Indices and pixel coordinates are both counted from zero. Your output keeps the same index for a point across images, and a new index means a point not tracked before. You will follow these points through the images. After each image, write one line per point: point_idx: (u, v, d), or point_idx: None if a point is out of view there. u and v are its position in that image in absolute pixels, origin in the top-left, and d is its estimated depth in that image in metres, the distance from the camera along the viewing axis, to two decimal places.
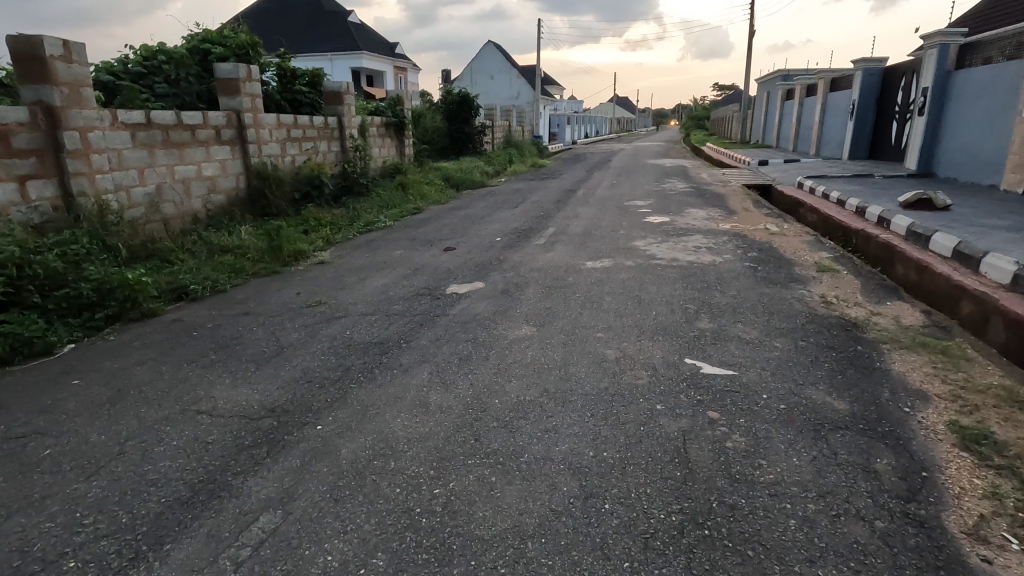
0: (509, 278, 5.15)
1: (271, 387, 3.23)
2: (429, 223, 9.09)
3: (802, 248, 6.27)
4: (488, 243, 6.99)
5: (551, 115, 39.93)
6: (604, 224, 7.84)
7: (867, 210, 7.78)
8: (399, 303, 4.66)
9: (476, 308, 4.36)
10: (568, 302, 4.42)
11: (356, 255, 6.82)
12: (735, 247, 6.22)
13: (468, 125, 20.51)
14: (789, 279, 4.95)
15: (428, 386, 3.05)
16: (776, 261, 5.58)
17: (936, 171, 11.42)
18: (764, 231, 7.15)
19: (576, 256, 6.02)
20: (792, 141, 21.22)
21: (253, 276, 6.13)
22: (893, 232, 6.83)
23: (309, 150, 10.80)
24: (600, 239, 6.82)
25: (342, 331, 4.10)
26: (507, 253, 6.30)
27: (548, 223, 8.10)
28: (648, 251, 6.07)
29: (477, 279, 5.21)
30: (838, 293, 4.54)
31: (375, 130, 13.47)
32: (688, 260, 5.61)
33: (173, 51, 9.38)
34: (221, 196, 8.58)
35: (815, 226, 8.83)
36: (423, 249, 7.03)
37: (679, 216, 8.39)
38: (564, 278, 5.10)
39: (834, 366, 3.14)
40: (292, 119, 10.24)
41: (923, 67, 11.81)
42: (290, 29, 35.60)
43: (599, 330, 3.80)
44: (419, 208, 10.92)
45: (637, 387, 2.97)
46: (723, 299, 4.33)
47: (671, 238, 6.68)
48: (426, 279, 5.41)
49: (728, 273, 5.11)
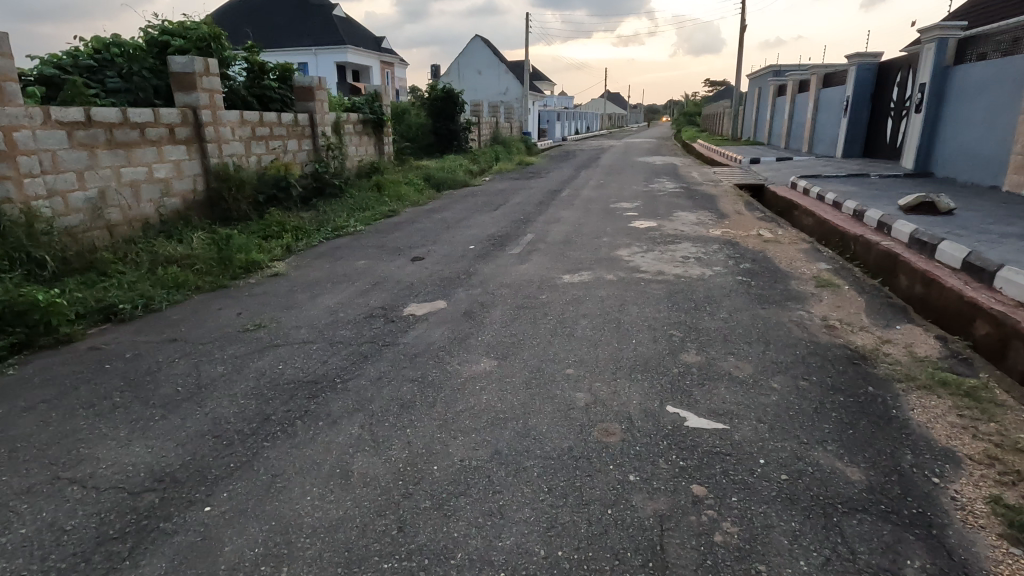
0: (474, 296, 4.61)
1: (169, 444, 2.68)
2: (402, 228, 8.52)
3: (798, 257, 5.78)
4: (460, 252, 6.45)
5: (540, 111, 39.31)
6: (587, 229, 7.31)
7: (867, 214, 7.33)
8: (347, 328, 4.11)
9: (432, 335, 3.82)
10: (537, 327, 3.89)
11: (315, 267, 6.25)
12: (726, 257, 5.72)
13: (454, 122, 19.74)
14: (785, 297, 4.44)
15: (354, 447, 2.51)
16: (771, 274, 5.09)
17: (934, 170, 10.98)
18: (757, 238, 6.66)
19: (552, 268, 5.49)
20: (784, 138, 20.77)
21: (196, 291, 5.56)
22: (895, 239, 6.36)
23: (276, 149, 10.19)
24: (580, 248, 6.29)
25: (274, 365, 3.54)
26: (478, 264, 5.76)
27: (528, 229, 7.57)
28: (632, 262, 5.55)
29: (440, 298, 4.66)
30: (840, 314, 4.05)
31: (352, 128, 12.86)
32: (674, 273, 5.11)
33: (127, 44, 8.75)
34: (176, 200, 7.99)
35: (811, 230, 8.36)
36: (389, 259, 6.48)
37: (667, 219, 7.88)
38: (536, 297, 4.57)
39: (842, 415, 2.63)
40: (257, 116, 9.63)
41: (921, 62, 11.37)
42: (272, 24, 34.76)
43: (569, 365, 3.28)
44: (394, 210, 10.33)
45: (607, 447, 2.44)
46: (713, 323, 3.82)
47: (657, 247, 6.17)
48: (383, 297, 4.86)
49: (718, 289, 4.60)
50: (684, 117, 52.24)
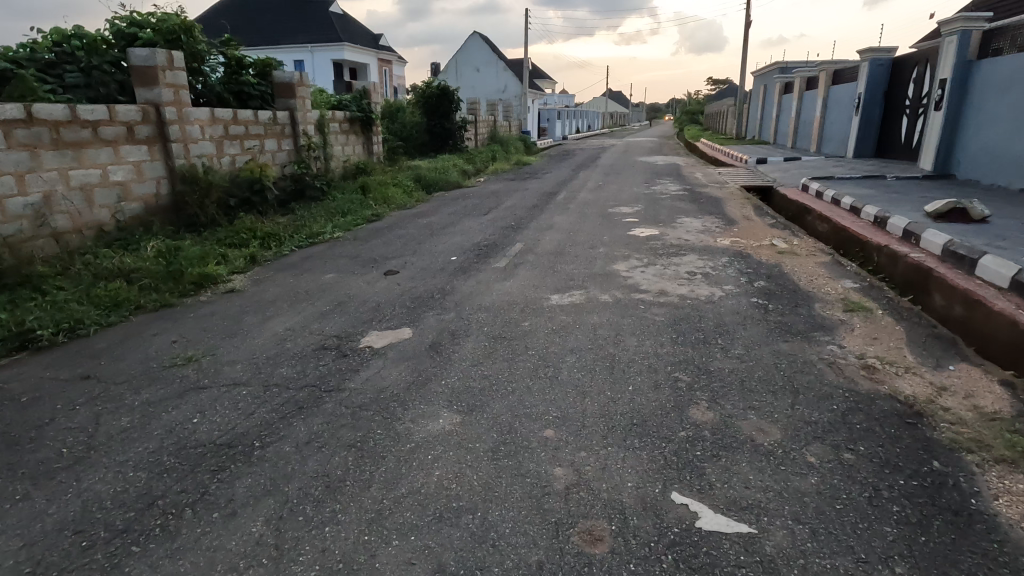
0: (446, 323, 3.96)
1: (13, 545, 2.02)
2: (382, 235, 7.86)
3: (819, 273, 5.12)
4: (439, 265, 5.80)
5: (540, 109, 38.62)
6: (581, 237, 6.65)
7: (891, 221, 6.66)
8: (290, 364, 3.46)
9: (387, 376, 3.15)
10: (514, 366, 3.24)
11: (277, 282, 5.60)
12: (737, 272, 5.06)
13: (449, 120, 19.09)
14: (809, 325, 3.78)
15: (248, 561, 1.86)
16: (790, 295, 4.43)
17: (956, 171, 10.29)
18: (770, 248, 6.00)
19: (541, 286, 4.83)
20: (791, 137, 20.07)
21: (136, 310, 4.89)
22: (925, 251, 5.69)
23: (252, 149, 9.53)
24: (572, 260, 5.64)
25: (190, 417, 2.89)
26: (457, 280, 5.10)
27: (517, 237, 6.92)
28: (631, 279, 4.89)
29: (405, 325, 4.01)
30: (878, 349, 3.39)
31: (337, 127, 12.18)
32: (678, 294, 4.45)
33: (88, 36, 8.07)
34: (136, 204, 7.35)
35: (826, 238, 7.70)
36: (360, 272, 5.82)
37: (670, 226, 7.22)
38: (518, 324, 3.91)
39: (908, 513, 1.97)
40: (230, 114, 8.97)
41: (941, 56, 10.68)
42: (267, 21, 34.14)
43: (549, 424, 2.62)
44: (378, 214, 9.67)
45: (591, 566, 1.78)
46: (726, 364, 3.15)
47: (659, 260, 5.51)
48: (342, 322, 4.20)
49: (731, 315, 3.95)
50: (686, 115, 51.65)
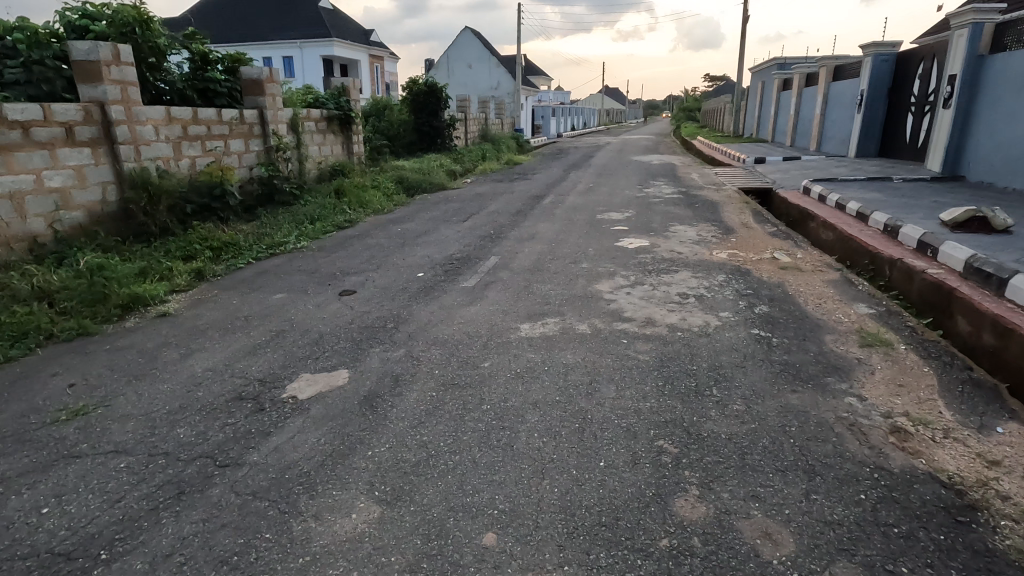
0: (392, 363, 3.35)
1: None
2: (349, 245, 7.23)
3: (827, 294, 4.52)
4: (402, 283, 5.18)
5: (534, 106, 37.92)
6: (564, 250, 6.04)
7: (904, 230, 6.05)
8: (194, 422, 2.84)
9: (301, 444, 2.53)
10: (461, 428, 2.63)
11: (219, 304, 4.97)
12: (736, 294, 4.45)
13: (438, 118, 18.36)
14: (821, 366, 3.18)
15: None
16: (797, 324, 3.83)
17: (966, 173, 9.69)
18: (771, 262, 5.41)
19: (512, 312, 4.21)
20: (790, 135, 19.47)
21: (48, 340, 4.25)
22: (945, 267, 5.08)
23: (214, 151, 8.86)
24: (551, 279, 5.03)
25: (41, 505, 2.26)
26: (417, 304, 4.49)
27: (494, 248, 6.30)
28: (615, 303, 4.29)
29: (345, 365, 3.39)
30: (906, 402, 2.80)
31: (313, 125, 11.51)
32: (666, 323, 3.84)
33: (31, 28, 7.36)
34: (78, 213, 6.69)
35: (831, 247, 7.08)
36: (314, 292, 5.20)
37: (662, 236, 6.62)
38: (475, 366, 3.29)
39: None
40: (188, 112, 8.31)
41: (950, 51, 10.08)
42: (255, 18, 33.42)
43: (491, 523, 2.02)
44: (350, 220, 9.03)
45: None
46: (723, 427, 2.55)
47: (648, 278, 4.91)
48: (273, 360, 3.58)
49: (728, 353, 3.34)
50: (683, 111, 51.21)
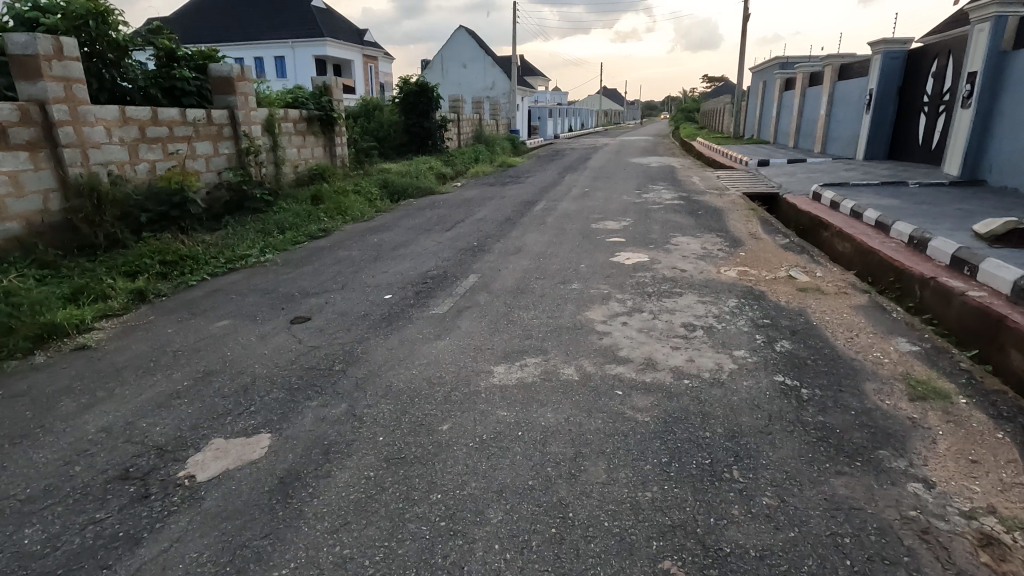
0: (325, 426, 2.67)
1: None
2: (318, 259, 6.54)
3: (858, 324, 3.85)
4: (364, 308, 4.51)
5: (530, 107, 37.27)
6: (553, 266, 5.38)
7: (935, 245, 5.37)
8: (49, 517, 2.15)
9: (174, 564, 1.85)
10: (397, 535, 1.95)
11: (150, 334, 4.28)
12: (751, 324, 3.78)
13: (429, 120, 17.63)
14: (868, 432, 2.50)
15: None
16: (828, 368, 3.16)
17: (987, 177, 9.05)
18: (787, 282, 4.75)
19: (486, 348, 3.54)
20: (793, 137, 18.86)
21: None
22: (990, 290, 4.40)
23: (177, 154, 8.17)
24: (536, 303, 4.36)
25: None
26: (375, 337, 3.82)
27: (475, 264, 5.63)
28: (608, 338, 3.62)
29: (270, 427, 2.71)
30: (987, 491, 2.13)
31: (290, 127, 10.81)
32: (670, 366, 3.16)
33: None
34: (13, 224, 5.99)
35: (848, 260, 6.41)
36: (264, 318, 4.51)
37: (663, 249, 5.95)
38: (431, 429, 2.61)
39: None
40: (147, 112, 7.62)
41: (969, 46, 9.43)
42: (246, 17, 32.76)
43: None
44: (325, 228, 8.35)
45: None
46: (751, 540, 1.87)
47: (647, 303, 4.24)
48: (184, 417, 2.89)
49: (748, 413, 2.66)
50: (682, 112, 50.55)
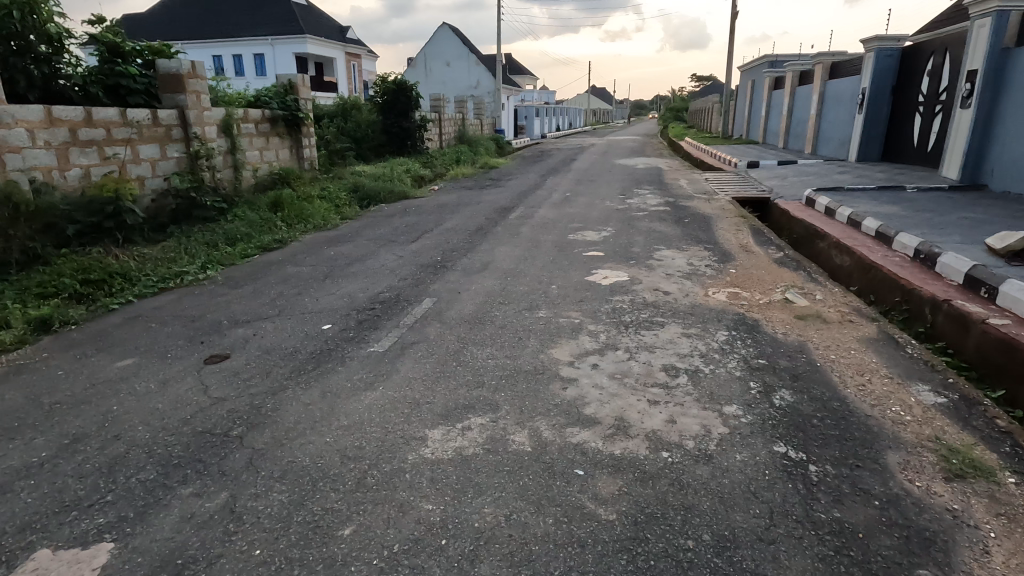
0: (190, 531, 2.02)
1: None
2: (264, 276, 5.88)
3: (869, 363, 3.27)
4: (296, 343, 3.87)
5: (517, 107, 36.58)
6: (521, 287, 4.77)
7: (947, 262, 4.80)
8: None
9: None
10: None
11: (34, 378, 3.59)
12: (743, 366, 3.19)
13: (408, 119, 16.94)
14: (899, 540, 1.90)
15: None
16: (839, 430, 2.56)
17: (988, 182, 8.56)
18: (784, 308, 4.18)
19: (424, 403, 2.90)
20: (782, 137, 18.39)
21: None
22: (1014, 317, 3.84)
23: (116, 158, 7.44)
24: (493, 337, 3.73)
25: None
26: (295, 385, 3.17)
27: (434, 285, 5.01)
28: (574, 386, 3.01)
29: (118, 531, 2.06)
30: None
31: (251, 128, 10.10)
32: (646, 432, 2.54)
33: None
34: None
35: (847, 275, 5.84)
36: (177, 355, 3.85)
37: (646, 265, 5.36)
38: (326, 537, 1.97)
39: None
40: (77, 112, 6.88)
41: (969, 43, 8.93)
42: (224, 13, 31.83)
43: None
44: (281, 238, 7.68)
45: None
46: None
47: (622, 336, 3.64)
48: (14, 512, 2.22)
49: (743, 507, 2.05)
50: (670, 112, 50.16)
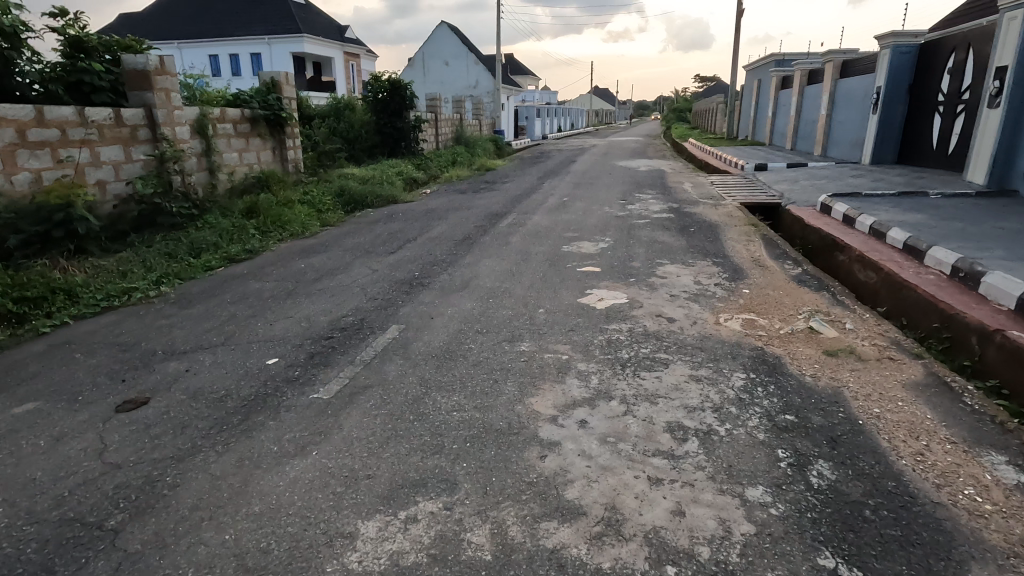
0: None
1: None
2: (222, 292, 5.28)
3: (922, 420, 2.63)
4: (231, 383, 3.26)
5: (518, 107, 35.93)
6: (505, 312, 4.14)
7: (994, 282, 4.15)
8: None
9: None
10: None
11: None
12: (768, 426, 2.55)
13: (402, 120, 16.33)
14: None
15: None
16: (900, 527, 1.94)
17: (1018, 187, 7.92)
18: (811, 340, 3.54)
19: (362, 478, 2.28)
20: (790, 138, 17.72)
21: None
22: None
23: (73, 160, 6.85)
24: (463, 379, 3.11)
25: None
26: (210, 447, 2.55)
27: (406, 307, 4.39)
28: (555, 454, 2.38)
29: None
30: None
31: (228, 128, 9.50)
32: (645, 531, 1.92)
33: None
34: None
35: (873, 293, 5.19)
36: (91, 397, 3.24)
37: (647, 283, 4.73)
38: None
39: None
40: (26, 109, 6.28)
41: (998, 38, 8.28)
42: (220, 12, 31.33)
43: None
44: (252, 248, 7.08)
45: None
46: None
47: (617, 380, 3.02)
48: None
49: None
50: (675, 113, 49.21)
